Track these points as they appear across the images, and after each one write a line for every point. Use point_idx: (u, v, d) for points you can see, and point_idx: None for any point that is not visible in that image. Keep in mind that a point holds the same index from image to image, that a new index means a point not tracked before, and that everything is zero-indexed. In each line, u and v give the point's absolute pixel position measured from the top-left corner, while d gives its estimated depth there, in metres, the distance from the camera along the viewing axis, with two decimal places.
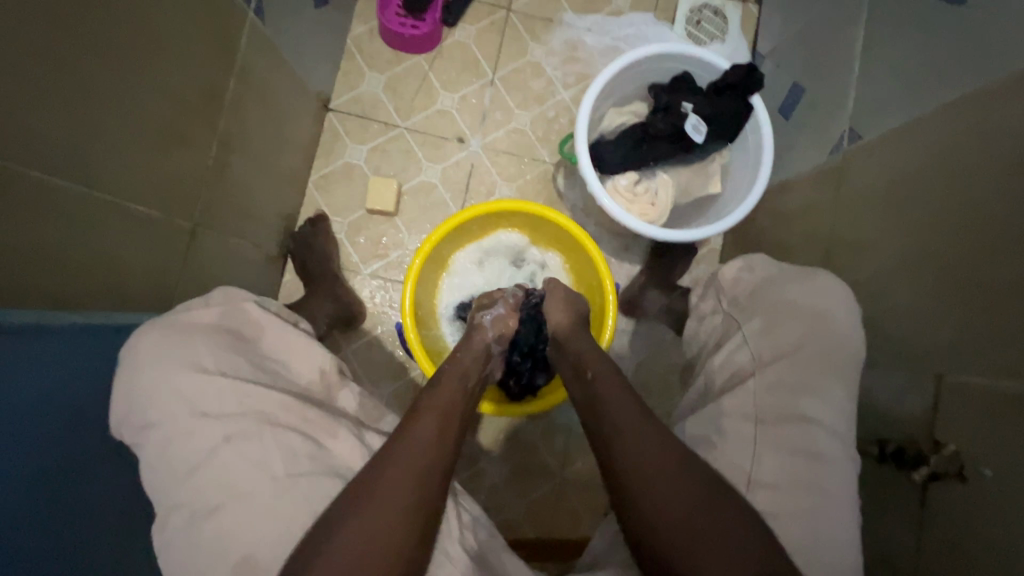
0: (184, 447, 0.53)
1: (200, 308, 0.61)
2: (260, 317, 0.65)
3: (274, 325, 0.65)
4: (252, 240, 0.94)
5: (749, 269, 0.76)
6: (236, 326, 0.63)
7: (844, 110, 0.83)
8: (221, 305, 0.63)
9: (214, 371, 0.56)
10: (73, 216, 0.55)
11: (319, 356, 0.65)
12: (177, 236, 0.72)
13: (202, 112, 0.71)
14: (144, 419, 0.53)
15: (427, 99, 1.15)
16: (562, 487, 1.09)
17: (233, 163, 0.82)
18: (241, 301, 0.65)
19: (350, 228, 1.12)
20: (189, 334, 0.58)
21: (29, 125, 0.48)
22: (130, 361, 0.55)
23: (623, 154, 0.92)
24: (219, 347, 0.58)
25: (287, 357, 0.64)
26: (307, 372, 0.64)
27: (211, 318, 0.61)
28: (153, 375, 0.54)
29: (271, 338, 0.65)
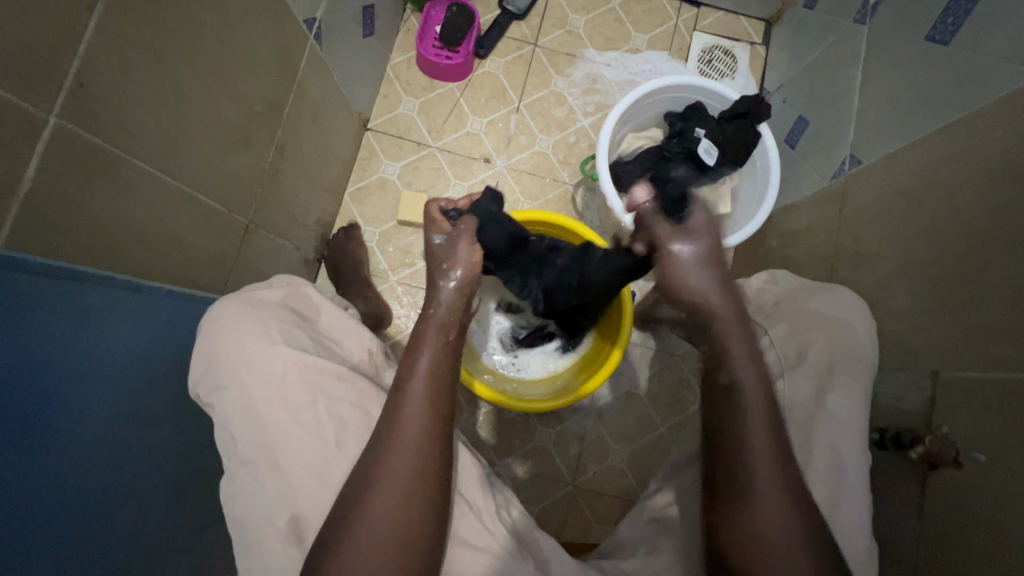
0: (251, 408, 0.59)
1: (266, 288, 0.69)
2: (318, 300, 0.72)
3: (331, 308, 0.72)
4: (293, 241, 1.01)
5: (773, 283, 0.76)
6: (297, 306, 0.70)
7: (844, 140, 0.91)
8: (285, 287, 0.71)
9: (281, 340, 0.62)
10: (159, 200, 0.62)
11: (368, 338, 0.72)
12: (235, 229, 0.79)
13: (266, 120, 0.80)
14: (218, 381, 0.60)
15: (457, 122, 1.25)
16: (573, 494, 1.11)
17: (285, 168, 0.90)
18: (301, 286, 0.72)
19: (380, 237, 1.19)
20: (260, 308, 0.65)
21: (134, 117, 0.56)
22: (211, 327, 0.63)
23: (639, 172, 0.99)
24: (285, 321, 0.65)
25: (343, 337, 0.71)
26: (358, 351, 0.71)
27: (276, 297, 0.68)
28: (228, 340, 0.61)
29: (327, 320, 0.71)
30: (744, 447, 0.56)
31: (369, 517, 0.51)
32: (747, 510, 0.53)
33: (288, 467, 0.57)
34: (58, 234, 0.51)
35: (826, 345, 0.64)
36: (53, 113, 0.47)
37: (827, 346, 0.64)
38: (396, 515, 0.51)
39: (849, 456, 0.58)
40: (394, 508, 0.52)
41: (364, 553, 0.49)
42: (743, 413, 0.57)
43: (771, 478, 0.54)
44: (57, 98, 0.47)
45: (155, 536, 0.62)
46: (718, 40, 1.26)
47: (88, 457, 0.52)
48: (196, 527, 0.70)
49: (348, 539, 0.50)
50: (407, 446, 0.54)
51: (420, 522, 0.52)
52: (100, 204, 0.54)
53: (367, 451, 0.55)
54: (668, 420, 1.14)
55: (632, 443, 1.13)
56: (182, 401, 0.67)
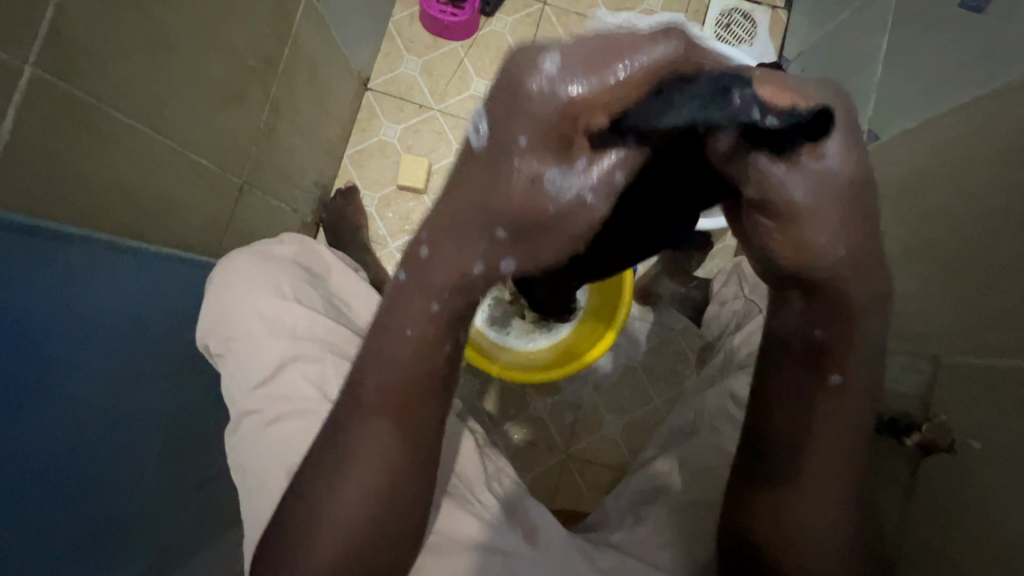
0: (258, 359, 0.59)
1: (279, 243, 0.69)
2: (327, 259, 0.73)
3: (340, 271, 0.73)
4: (289, 203, 0.99)
5: None
6: (307, 264, 0.70)
7: (863, 113, 0.87)
8: (297, 244, 0.71)
9: (291, 297, 0.62)
10: (147, 156, 0.60)
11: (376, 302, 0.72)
12: (228, 189, 0.78)
13: (258, 76, 0.76)
14: (228, 331, 0.60)
15: (461, 84, 1.20)
16: (566, 463, 1.13)
17: (279, 126, 0.87)
18: (311, 245, 0.72)
19: (380, 201, 1.17)
20: (270, 264, 0.65)
21: (118, 68, 0.53)
22: (221, 278, 0.63)
23: None
24: (295, 278, 0.65)
25: (351, 299, 0.71)
26: (364, 314, 0.71)
27: (288, 254, 0.69)
28: (239, 294, 0.61)
29: (337, 280, 0.72)
30: (813, 449, 0.44)
31: (318, 525, 0.46)
32: (794, 510, 0.45)
33: (288, 422, 0.56)
34: (38, 191, 0.49)
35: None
36: (29, 62, 0.45)
37: None
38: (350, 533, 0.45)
39: None
40: (353, 504, 0.45)
41: (320, 570, 0.45)
42: (819, 411, 0.43)
43: (830, 498, 0.45)
44: (32, 46, 0.45)
45: (145, 495, 0.63)
46: (737, 3, 1.20)
47: (73, 413, 0.53)
48: (186, 485, 0.71)
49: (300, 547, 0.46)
50: (365, 468, 0.45)
51: (396, 519, 0.47)
52: (80, 159, 0.52)
53: (331, 434, 0.47)
54: (664, 395, 1.14)
55: (627, 415, 1.14)
56: (170, 360, 0.67)
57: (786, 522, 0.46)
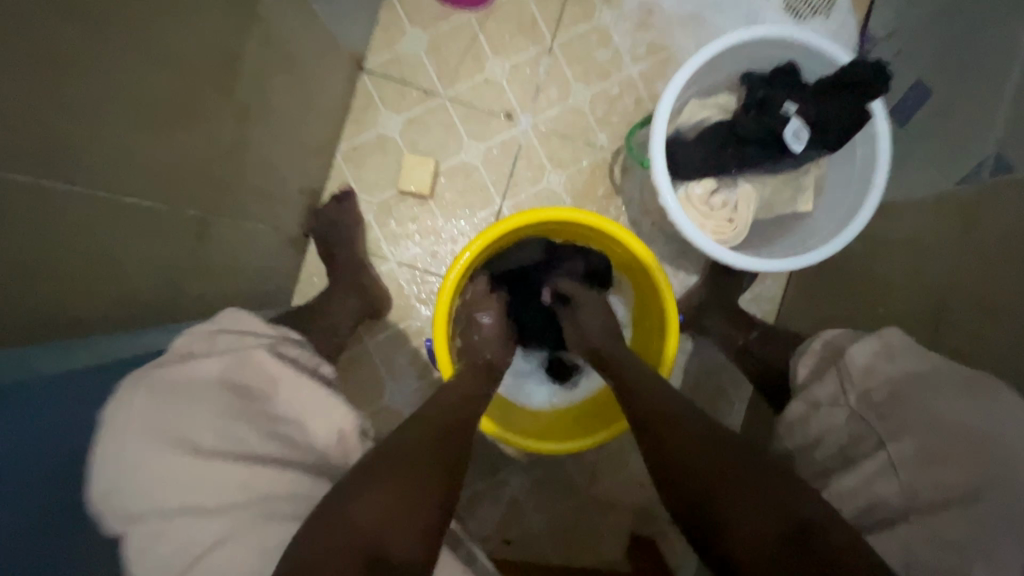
0: (177, 540, 0.45)
1: (199, 358, 0.54)
2: (270, 367, 0.58)
3: (286, 374, 0.58)
4: (270, 222, 0.84)
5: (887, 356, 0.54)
6: (239, 379, 0.55)
7: (989, 130, 0.68)
8: (232, 357, 0.56)
9: (207, 448, 0.48)
10: (63, 219, 0.46)
11: (339, 415, 0.58)
12: (185, 227, 0.63)
13: (217, 83, 0.60)
14: (131, 505, 0.46)
15: (474, 64, 1.01)
16: (586, 504, 1.03)
17: (251, 138, 0.71)
18: (251, 353, 0.58)
19: (379, 208, 1.01)
20: (192, 396, 0.51)
21: (9, 122, 0.38)
22: (116, 424, 0.47)
23: (701, 157, 0.78)
24: (223, 415, 0.51)
25: (304, 412, 0.57)
26: (324, 431, 0.57)
27: (212, 371, 0.54)
28: (143, 450, 0.46)
29: (284, 395, 0.58)
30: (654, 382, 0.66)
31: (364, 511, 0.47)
32: (707, 460, 0.52)
33: None
34: None
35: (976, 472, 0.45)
36: None
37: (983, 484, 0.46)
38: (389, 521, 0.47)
39: None
40: (389, 494, 0.49)
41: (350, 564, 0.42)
42: (635, 364, 0.70)
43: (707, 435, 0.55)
44: None
45: None
46: None
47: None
48: None
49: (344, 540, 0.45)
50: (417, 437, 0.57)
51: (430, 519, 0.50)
52: None
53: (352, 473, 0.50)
54: None
55: None
56: None
57: (705, 468, 0.52)
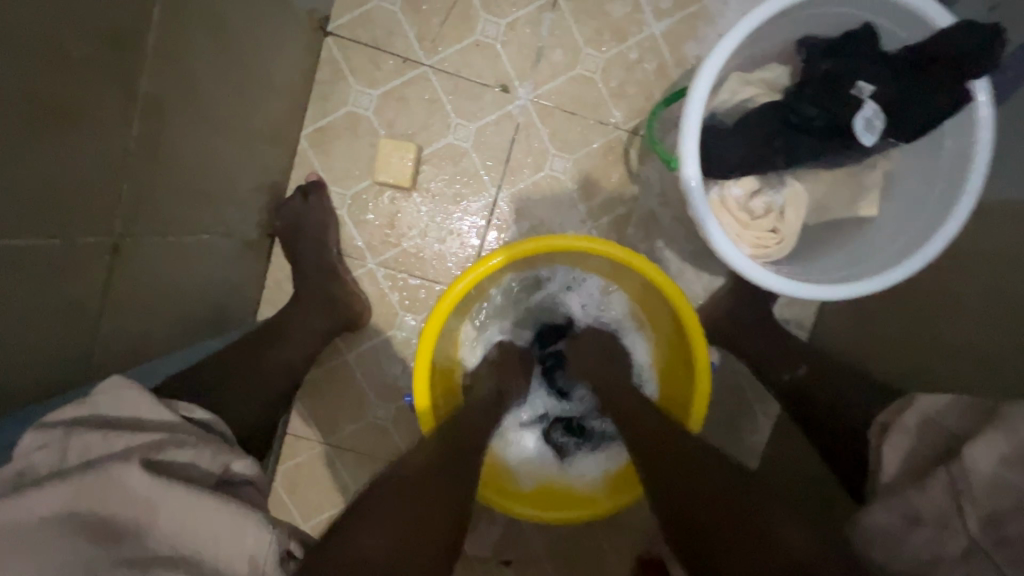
0: None
1: (26, 498, 0.35)
2: (144, 489, 0.38)
3: (170, 494, 0.38)
4: (217, 229, 0.70)
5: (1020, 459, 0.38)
6: (96, 518, 0.36)
7: None
8: (79, 479, 0.36)
9: None
10: None
11: (251, 538, 0.38)
12: (87, 261, 0.50)
13: (100, 73, 0.44)
14: None
15: (461, 23, 0.83)
16: (591, 525, 0.95)
17: (173, 136, 0.56)
18: (110, 471, 0.37)
19: (353, 201, 0.86)
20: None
21: None
22: None
23: (743, 150, 0.62)
24: None
25: (205, 543, 0.37)
26: (236, 563, 0.37)
27: (47, 512, 0.35)
28: None
29: (170, 518, 0.37)
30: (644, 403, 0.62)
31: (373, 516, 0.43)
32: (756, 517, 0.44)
33: None
34: None
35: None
36: None
37: None
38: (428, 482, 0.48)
39: None
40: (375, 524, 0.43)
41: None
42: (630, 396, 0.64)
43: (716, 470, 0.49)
44: None
45: None
46: None
47: None
48: None
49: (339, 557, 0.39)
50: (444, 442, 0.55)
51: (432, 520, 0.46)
52: None
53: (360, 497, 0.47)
54: None
55: None
56: None
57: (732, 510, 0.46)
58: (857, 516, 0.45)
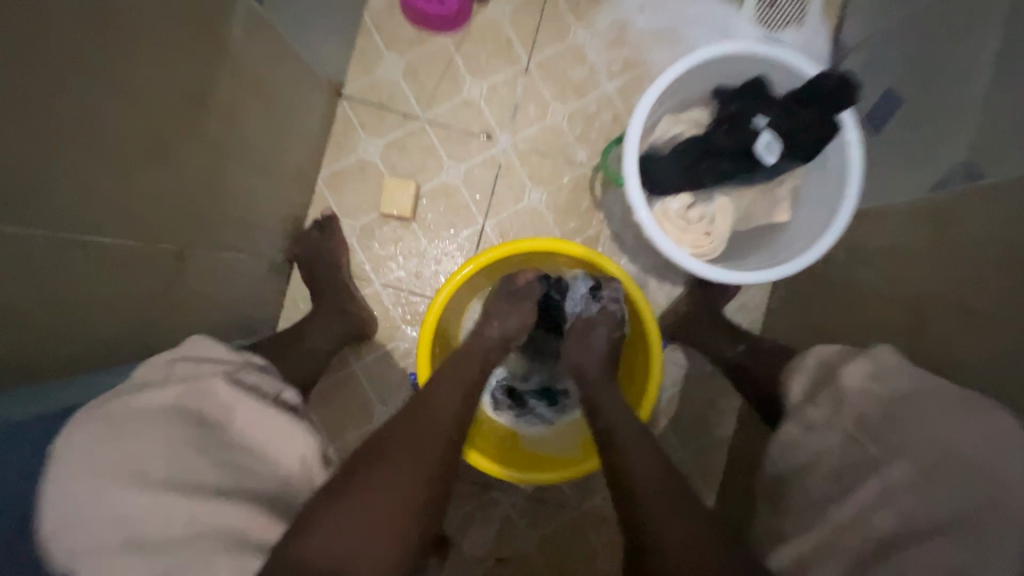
0: None
1: (150, 388, 0.48)
2: (229, 396, 0.52)
3: (244, 403, 0.52)
4: (250, 250, 0.84)
5: (885, 376, 0.51)
6: (196, 409, 0.49)
7: (956, 136, 0.68)
8: (186, 384, 0.50)
9: (159, 484, 0.42)
10: (28, 265, 0.46)
11: (303, 439, 0.52)
12: (160, 263, 0.63)
13: (186, 120, 0.60)
14: (66, 553, 0.39)
15: (451, 86, 1.02)
16: (579, 521, 1.02)
17: (227, 170, 0.71)
18: (204, 380, 0.51)
19: (361, 231, 1.01)
20: (133, 426, 0.44)
21: None
22: (48, 464, 0.41)
23: (677, 172, 0.78)
24: (173, 445, 0.44)
25: (271, 440, 0.51)
26: (288, 457, 0.51)
27: (164, 399, 0.48)
28: (81, 485, 0.40)
29: (244, 418, 0.51)
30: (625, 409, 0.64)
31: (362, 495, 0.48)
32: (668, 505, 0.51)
33: None
34: None
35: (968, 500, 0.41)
36: None
37: None
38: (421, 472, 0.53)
39: None
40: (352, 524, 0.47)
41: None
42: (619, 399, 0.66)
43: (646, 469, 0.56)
44: None
45: None
46: None
47: None
48: None
49: (322, 520, 0.45)
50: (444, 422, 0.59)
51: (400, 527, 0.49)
52: None
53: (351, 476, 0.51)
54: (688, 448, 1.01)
55: None
56: None
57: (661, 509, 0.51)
58: (776, 436, 0.57)
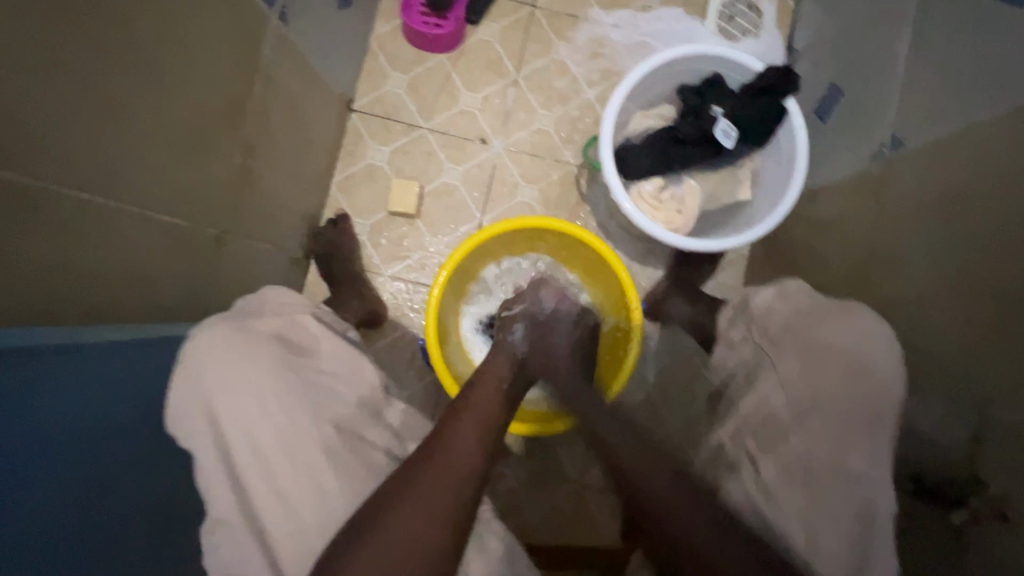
0: (242, 449, 0.58)
1: (262, 317, 0.66)
2: (315, 330, 0.70)
3: (329, 338, 0.70)
4: (275, 242, 0.95)
5: (783, 298, 0.74)
6: (291, 336, 0.67)
7: (884, 115, 0.79)
8: (286, 318, 0.68)
9: (273, 388, 0.59)
10: (99, 226, 0.56)
11: (371, 372, 0.70)
12: (202, 242, 0.74)
13: (225, 119, 0.71)
14: (206, 417, 0.58)
15: (449, 98, 1.14)
16: (581, 492, 1.09)
17: (257, 167, 0.82)
18: (297, 316, 0.70)
19: (372, 229, 1.12)
20: (253, 343, 0.62)
21: (68, 145, 0.50)
22: (191, 359, 0.59)
23: (649, 158, 0.89)
24: (279, 360, 0.62)
25: (345, 368, 0.69)
26: (362, 385, 0.69)
27: (271, 327, 0.66)
28: (219, 375, 0.58)
29: (328, 349, 0.69)
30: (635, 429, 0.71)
31: (374, 545, 0.50)
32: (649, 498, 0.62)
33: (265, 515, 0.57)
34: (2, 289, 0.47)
35: (840, 377, 0.62)
36: None
37: (850, 394, 0.61)
38: (432, 511, 0.53)
39: (880, 521, 0.56)
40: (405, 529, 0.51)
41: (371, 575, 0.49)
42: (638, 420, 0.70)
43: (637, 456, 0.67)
44: None
45: None
46: None
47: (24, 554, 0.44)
48: None
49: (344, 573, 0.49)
50: (461, 455, 0.58)
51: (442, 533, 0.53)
52: (37, 242, 0.50)
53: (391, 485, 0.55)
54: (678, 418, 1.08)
55: None
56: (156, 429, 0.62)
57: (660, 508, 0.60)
58: None
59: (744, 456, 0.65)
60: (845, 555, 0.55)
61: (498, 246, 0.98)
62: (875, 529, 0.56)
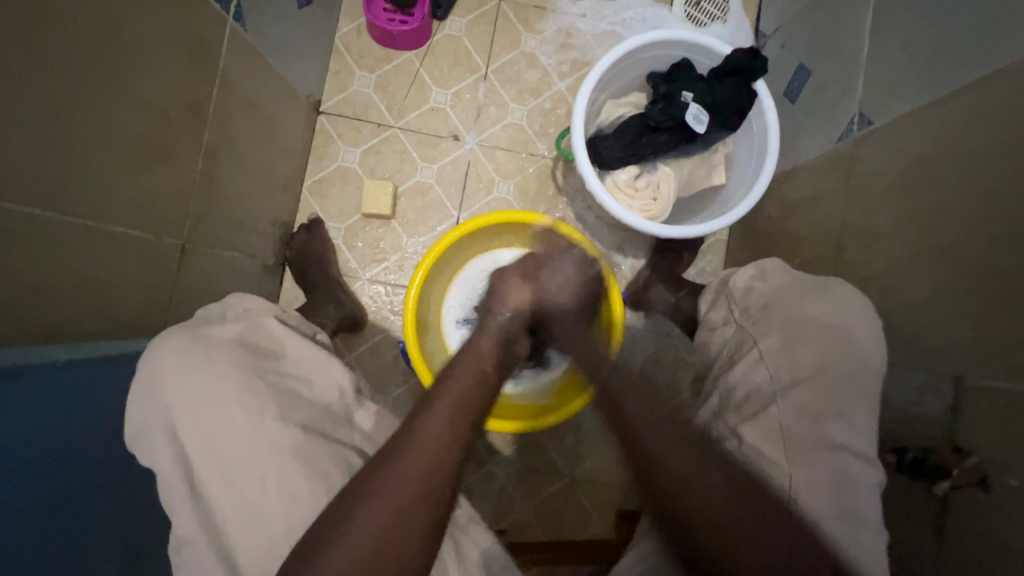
0: (207, 456, 0.56)
1: (221, 324, 0.65)
2: (280, 334, 0.68)
3: (295, 341, 0.69)
4: (245, 251, 0.92)
5: (761, 277, 0.74)
6: (254, 341, 0.66)
7: (851, 94, 0.79)
8: (247, 321, 0.67)
9: (232, 392, 0.58)
10: (55, 243, 0.54)
11: (340, 374, 0.68)
12: (167, 253, 0.71)
13: (187, 126, 0.69)
14: (166, 426, 0.57)
15: (419, 96, 1.12)
16: (572, 485, 1.08)
17: (221, 173, 0.80)
18: (260, 320, 0.68)
19: (346, 232, 1.10)
20: (211, 351, 0.60)
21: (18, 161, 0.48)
22: (149, 368, 0.58)
23: (621, 147, 0.88)
24: (240, 366, 0.60)
25: (311, 373, 0.67)
26: (329, 389, 0.67)
27: (231, 333, 0.65)
28: (176, 382, 0.57)
29: (294, 352, 0.68)
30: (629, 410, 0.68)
31: (344, 547, 0.50)
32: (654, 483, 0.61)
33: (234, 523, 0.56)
34: None
35: (819, 350, 0.63)
36: None
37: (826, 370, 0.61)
38: (404, 506, 0.53)
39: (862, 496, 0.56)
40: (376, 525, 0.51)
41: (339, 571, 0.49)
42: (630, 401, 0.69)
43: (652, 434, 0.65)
44: None
45: None
46: None
47: None
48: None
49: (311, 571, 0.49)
50: (438, 444, 0.57)
51: (417, 530, 0.53)
52: None
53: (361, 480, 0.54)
54: None
55: None
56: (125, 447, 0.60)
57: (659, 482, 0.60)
58: None
59: (728, 435, 0.64)
60: (831, 531, 0.55)
61: (476, 240, 0.98)
62: (858, 502, 0.56)
